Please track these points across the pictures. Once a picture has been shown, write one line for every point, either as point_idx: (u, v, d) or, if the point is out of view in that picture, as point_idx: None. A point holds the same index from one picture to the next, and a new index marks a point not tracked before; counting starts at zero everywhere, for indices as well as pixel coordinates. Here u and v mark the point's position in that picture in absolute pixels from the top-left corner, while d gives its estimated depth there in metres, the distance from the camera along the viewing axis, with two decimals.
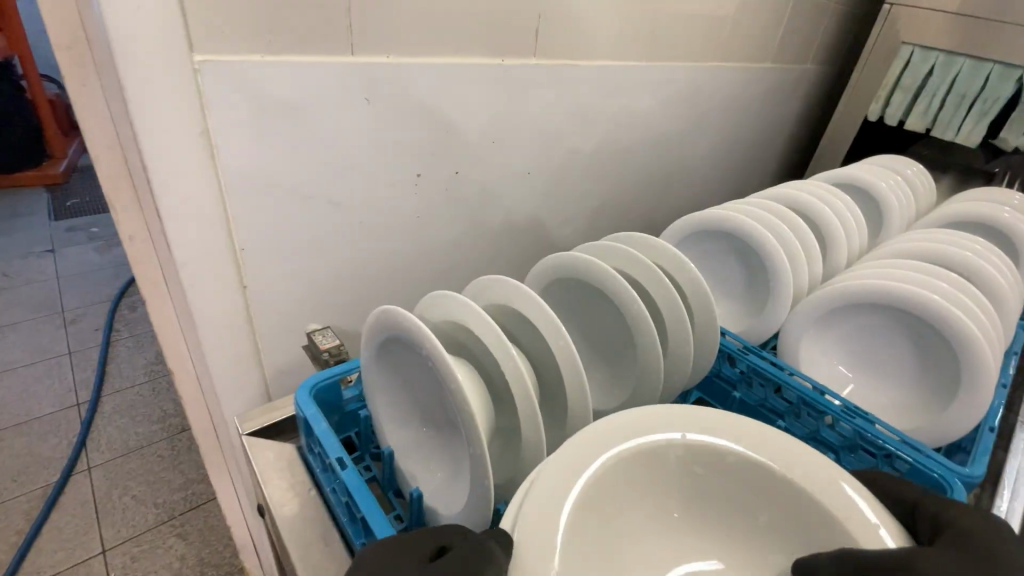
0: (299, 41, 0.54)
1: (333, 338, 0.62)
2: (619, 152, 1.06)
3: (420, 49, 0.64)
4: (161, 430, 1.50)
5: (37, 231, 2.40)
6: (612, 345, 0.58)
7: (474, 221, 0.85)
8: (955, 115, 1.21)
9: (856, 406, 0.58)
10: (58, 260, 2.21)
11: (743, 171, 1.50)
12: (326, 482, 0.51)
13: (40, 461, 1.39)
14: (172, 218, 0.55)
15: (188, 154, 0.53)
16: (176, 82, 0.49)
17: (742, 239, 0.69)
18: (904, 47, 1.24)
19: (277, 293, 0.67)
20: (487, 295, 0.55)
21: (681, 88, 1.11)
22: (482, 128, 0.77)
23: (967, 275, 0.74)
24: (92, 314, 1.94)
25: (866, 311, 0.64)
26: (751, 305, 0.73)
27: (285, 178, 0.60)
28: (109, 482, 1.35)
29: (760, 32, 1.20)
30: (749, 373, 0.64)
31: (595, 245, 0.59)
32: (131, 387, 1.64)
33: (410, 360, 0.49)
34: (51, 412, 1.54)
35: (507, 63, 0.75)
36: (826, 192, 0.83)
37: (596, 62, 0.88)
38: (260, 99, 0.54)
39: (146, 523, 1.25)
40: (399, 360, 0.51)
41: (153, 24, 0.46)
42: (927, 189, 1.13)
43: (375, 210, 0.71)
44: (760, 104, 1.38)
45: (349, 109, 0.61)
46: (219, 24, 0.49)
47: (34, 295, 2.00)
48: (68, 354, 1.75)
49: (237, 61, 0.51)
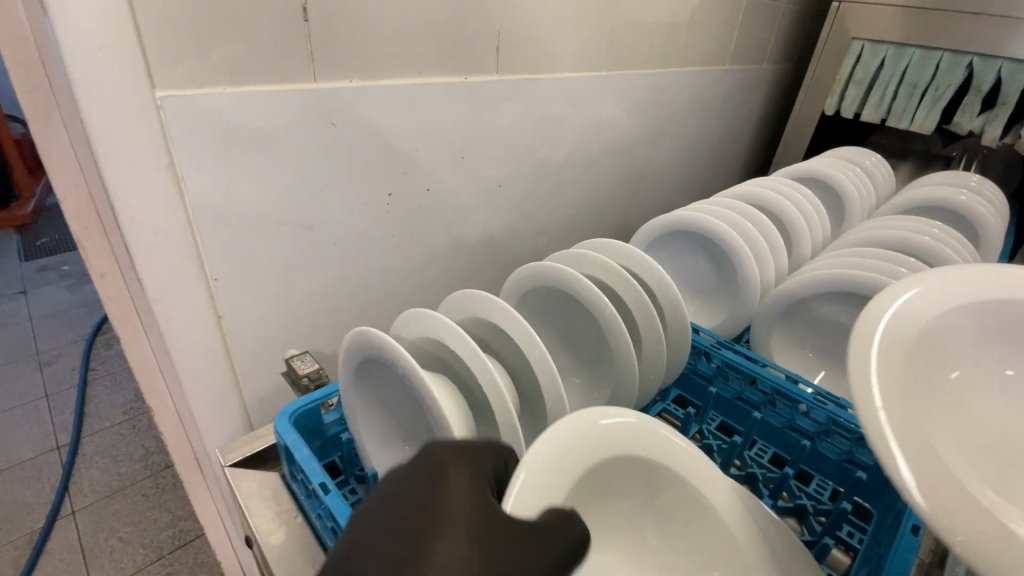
0: (260, 70, 0.55)
1: (311, 362, 0.61)
2: (588, 160, 1.08)
3: (383, 71, 0.66)
4: (144, 468, 1.47)
5: (6, 274, 2.34)
6: (588, 349, 0.60)
7: (448, 236, 0.86)
8: (908, 104, 1.26)
9: (828, 393, 0.60)
10: (29, 302, 2.16)
11: (711, 170, 1.53)
12: (311, 508, 0.52)
13: (20, 510, 1.35)
14: (143, 253, 0.55)
15: (156, 188, 0.53)
16: (140, 118, 0.49)
17: (708, 237, 0.71)
18: (855, 42, 1.28)
19: (254, 320, 0.67)
20: (462, 309, 0.56)
21: (644, 93, 1.14)
22: (450, 144, 0.78)
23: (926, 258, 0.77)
24: (68, 354, 1.90)
25: (832, 300, 0.66)
26: (722, 300, 0.75)
27: (254, 205, 0.61)
28: (94, 525, 1.31)
29: (716, 36, 1.24)
30: (724, 368, 0.65)
31: (564, 253, 0.60)
32: (111, 426, 1.61)
33: (389, 380, 0.50)
34: (29, 458, 1.50)
35: (470, 79, 0.76)
36: (786, 187, 0.86)
37: (558, 74, 0.90)
38: (226, 130, 0.55)
39: (134, 565, 1.22)
40: (379, 381, 0.51)
41: (115, 65, 0.46)
42: (886, 178, 1.17)
43: (347, 231, 0.71)
44: (722, 105, 1.42)
45: (315, 134, 0.62)
46: (181, 58, 0.50)
47: (6, 339, 1.95)
48: (44, 397, 1.71)
49: (199, 94, 0.52)
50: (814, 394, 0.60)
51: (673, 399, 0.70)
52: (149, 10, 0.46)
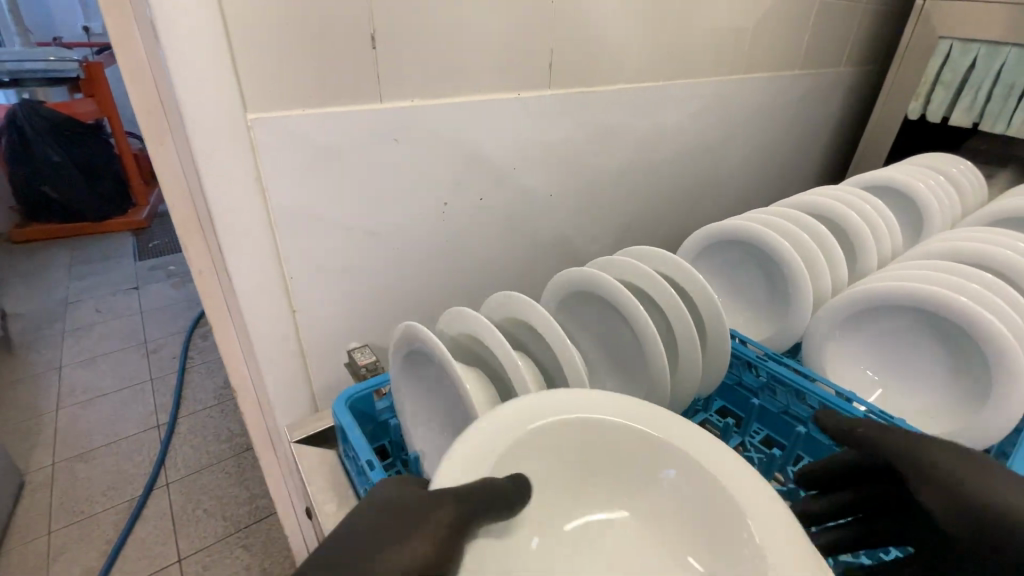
0: (331, 95, 0.61)
1: (371, 355, 0.67)
2: (642, 168, 1.08)
3: (440, 89, 0.70)
4: (229, 448, 1.64)
5: (125, 271, 2.67)
6: (626, 356, 0.60)
7: (503, 240, 0.90)
8: (1004, 106, 1.14)
9: (882, 411, 0.56)
10: (142, 296, 2.45)
11: (780, 178, 1.48)
12: (358, 483, 0.51)
13: (125, 477, 1.54)
14: (231, 252, 0.62)
15: (243, 199, 0.60)
16: (235, 139, 0.57)
17: (756, 247, 0.69)
18: (942, 42, 1.20)
19: (322, 313, 0.73)
20: (503, 310, 0.57)
21: (705, 102, 1.12)
22: (507, 157, 0.83)
23: (1004, 272, 0.69)
24: (172, 342, 2.14)
25: (887, 315, 0.62)
26: (773, 313, 0.71)
27: (324, 213, 0.67)
28: (186, 496, 1.48)
29: (784, 42, 1.21)
30: (772, 381, 0.62)
31: (605, 261, 0.61)
32: (204, 408, 1.79)
33: (429, 371, 0.53)
34: (134, 432, 1.71)
35: (524, 95, 0.80)
36: (850, 195, 0.83)
37: (614, 86, 0.92)
38: (304, 146, 0.62)
39: (216, 535, 1.38)
40: (423, 372, 0.55)
41: (216, 94, 0.54)
42: (977, 189, 1.09)
43: (407, 234, 0.77)
44: (792, 111, 1.36)
45: (379, 149, 0.68)
46: (268, 86, 0.57)
47: (122, 328, 2.23)
48: (150, 380, 1.93)
49: (278, 116, 0.59)
50: (867, 412, 0.56)
51: (716, 410, 0.68)
52: (242, 45, 0.54)
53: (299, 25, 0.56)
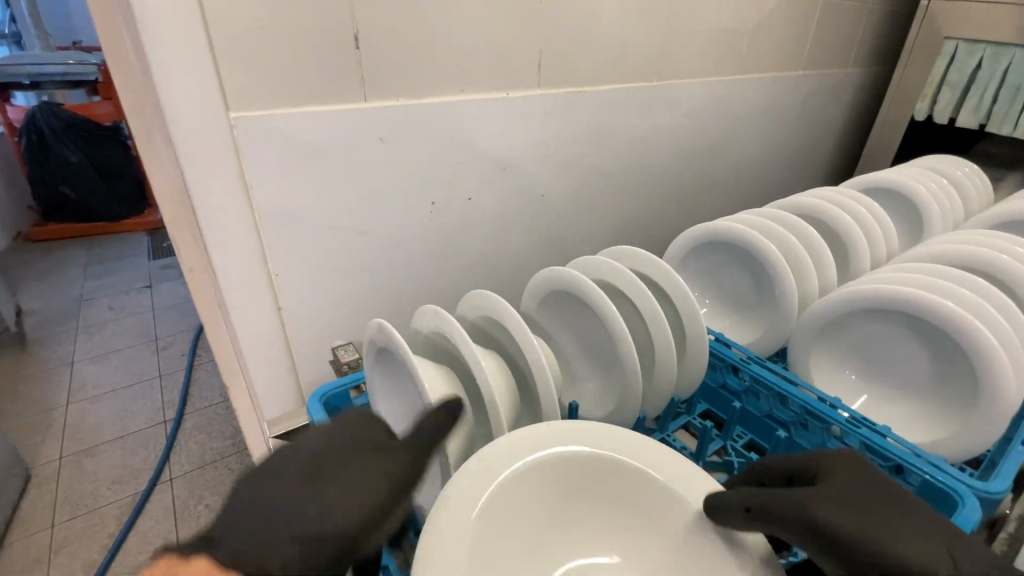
0: (314, 95, 0.62)
1: (354, 352, 0.68)
2: (638, 169, 1.07)
3: (427, 90, 0.71)
4: (232, 445, 1.66)
5: (139, 269, 2.72)
6: (605, 358, 0.60)
7: (494, 241, 0.90)
8: (1011, 108, 1.12)
9: (865, 417, 0.55)
10: (154, 294, 2.49)
11: (784, 180, 1.46)
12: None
13: (131, 472, 1.57)
14: (215, 250, 0.63)
15: (227, 197, 0.61)
16: (218, 138, 0.58)
17: (742, 249, 0.68)
18: (947, 42, 1.18)
19: (309, 312, 0.74)
20: (477, 310, 0.57)
21: (704, 103, 1.11)
22: (497, 157, 0.83)
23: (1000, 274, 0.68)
24: (181, 340, 2.17)
25: (873, 319, 0.61)
26: (759, 316, 0.71)
27: (309, 212, 0.68)
28: (187, 491, 1.50)
29: (786, 41, 1.19)
30: (754, 385, 0.61)
31: (585, 261, 0.61)
32: (209, 405, 1.82)
33: (401, 375, 0.54)
34: (141, 428, 1.74)
35: (514, 95, 0.80)
36: (844, 196, 0.82)
37: (607, 86, 0.91)
38: (288, 146, 0.63)
39: None
40: (395, 375, 0.55)
41: (199, 94, 0.55)
42: (983, 191, 1.07)
43: (395, 234, 0.77)
44: (795, 112, 1.35)
45: (364, 149, 0.69)
46: (251, 86, 0.58)
47: (134, 325, 2.28)
48: (158, 377, 1.97)
49: (261, 115, 0.60)
50: (849, 418, 0.55)
51: (701, 413, 0.67)
52: (224, 46, 0.55)
53: (281, 26, 0.57)
